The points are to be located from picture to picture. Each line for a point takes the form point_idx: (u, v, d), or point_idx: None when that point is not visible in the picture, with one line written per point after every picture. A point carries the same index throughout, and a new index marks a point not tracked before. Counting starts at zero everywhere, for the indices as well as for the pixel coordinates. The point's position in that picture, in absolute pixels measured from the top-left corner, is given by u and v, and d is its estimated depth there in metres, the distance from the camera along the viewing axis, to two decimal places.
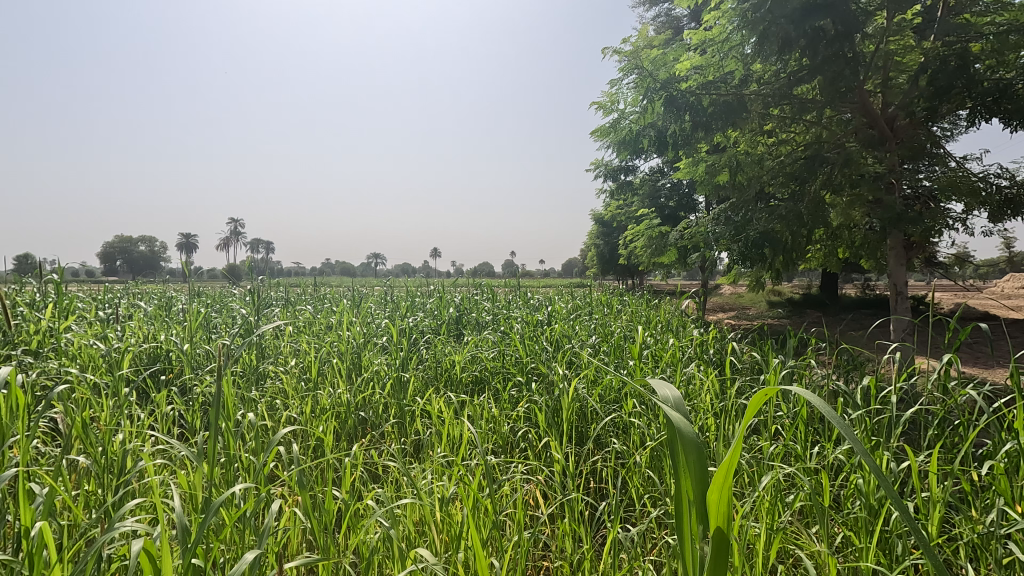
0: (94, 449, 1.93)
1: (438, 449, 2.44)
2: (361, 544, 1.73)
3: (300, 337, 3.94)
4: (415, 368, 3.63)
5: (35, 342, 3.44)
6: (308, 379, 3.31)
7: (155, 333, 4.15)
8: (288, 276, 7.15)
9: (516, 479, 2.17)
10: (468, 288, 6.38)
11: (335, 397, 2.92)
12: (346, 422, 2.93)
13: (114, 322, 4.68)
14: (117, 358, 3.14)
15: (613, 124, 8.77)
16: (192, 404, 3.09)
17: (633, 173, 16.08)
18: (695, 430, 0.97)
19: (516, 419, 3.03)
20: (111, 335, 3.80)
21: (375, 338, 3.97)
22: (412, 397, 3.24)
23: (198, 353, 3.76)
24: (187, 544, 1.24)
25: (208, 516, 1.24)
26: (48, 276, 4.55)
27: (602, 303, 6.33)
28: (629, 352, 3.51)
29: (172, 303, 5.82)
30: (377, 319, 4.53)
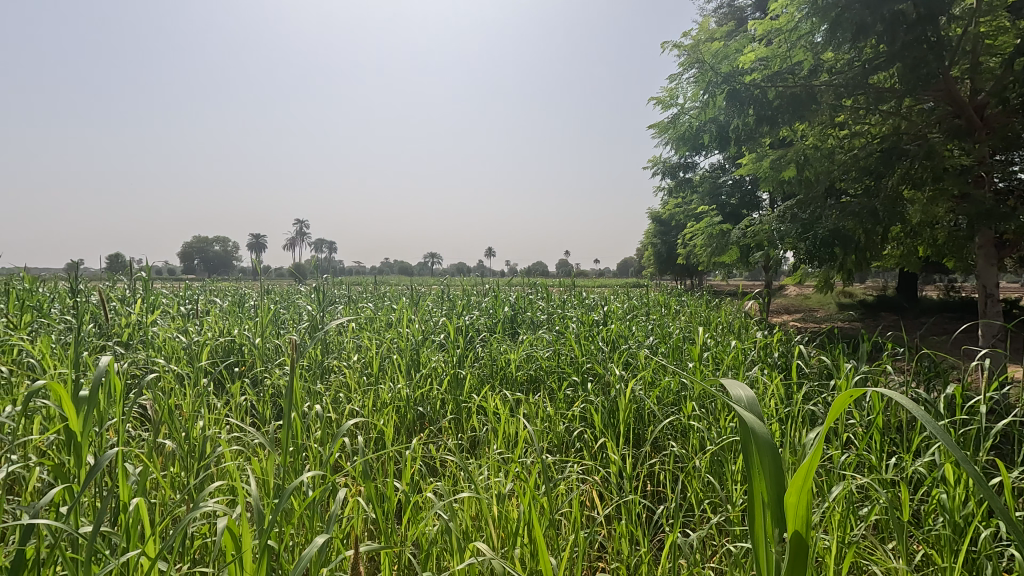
0: (180, 434, 2.09)
1: (494, 446, 2.47)
2: (421, 535, 1.77)
3: (362, 333, 4.08)
4: (472, 365, 3.68)
5: (127, 334, 3.73)
6: (369, 374, 3.43)
7: (230, 327, 4.42)
8: (350, 274, 7.42)
9: (573, 478, 2.17)
10: (523, 287, 6.41)
11: (395, 392, 3.01)
12: (405, 417, 3.02)
13: (194, 317, 5.01)
14: (198, 350, 3.36)
15: (672, 120, 8.57)
16: (264, 395, 3.27)
17: (692, 171, 15.64)
18: (771, 431, 0.96)
19: (572, 419, 3.02)
20: (191, 329, 4.07)
21: (433, 335, 4.06)
22: (469, 394, 3.29)
23: (269, 347, 3.97)
24: (263, 527, 1.31)
25: (285, 498, 1.31)
26: (138, 273, 4.94)
27: (660, 303, 6.20)
28: (688, 353, 3.43)
29: (245, 299, 6.17)
30: (434, 317, 4.63)
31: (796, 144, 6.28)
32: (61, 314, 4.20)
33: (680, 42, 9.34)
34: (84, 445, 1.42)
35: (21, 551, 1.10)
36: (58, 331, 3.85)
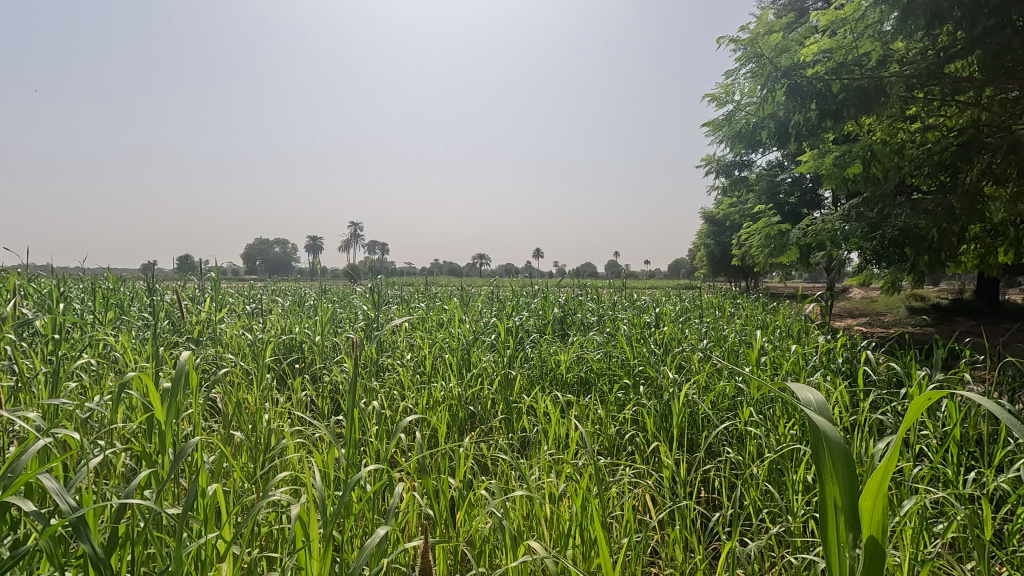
0: (248, 426, 2.21)
1: (545, 447, 2.48)
2: (474, 532, 1.81)
3: (414, 333, 4.18)
4: (522, 365, 3.70)
5: (198, 331, 3.97)
6: (422, 373, 3.51)
7: (291, 326, 4.62)
8: (403, 275, 7.60)
9: (626, 481, 2.15)
10: (572, 288, 6.38)
11: (447, 391, 3.07)
12: (457, 416, 3.07)
13: (258, 315, 5.27)
14: (262, 347, 3.54)
15: (727, 116, 8.33)
16: (322, 390, 3.40)
17: (749, 168, 15.12)
18: (844, 435, 0.93)
19: (623, 422, 2.99)
20: (256, 327, 4.29)
21: (483, 335, 4.11)
22: (519, 394, 3.31)
23: (327, 345, 4.13)
24: (328, 516, 1.37)
25: (349, 490, 1.38)
26: (207, 273, 5.24)
27: (714, 306, 6.03)
28: (744, 357, 3.33)
29: (304, 299, 6.43)
30: (484, 318, 4.68)
31: (863, 139, 5.97)
32: (140, 311, 4.51)
33: (736, 36, 9.07)
34: (168, 434, 1.53)
35: (118, 527, 1.20)
36: (138, 327, 4.14)
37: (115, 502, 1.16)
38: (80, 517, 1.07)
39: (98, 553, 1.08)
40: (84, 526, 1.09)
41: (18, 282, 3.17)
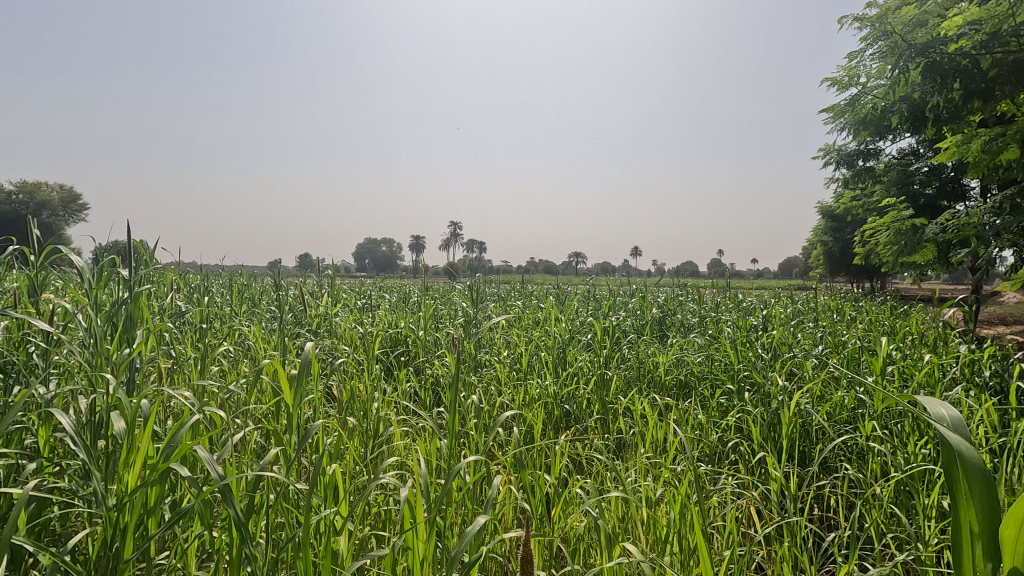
0: (360, 413, 2.40)
1: (642, 450, 2.43)
2: (570, 530, 1.82)
3: (511, 330, 4.27)
4: (618, 366, 3.66)
5: (317, 323, 4.34)
6: (519, 369, 3.58)
7: (397, 321, 4.91)
8: (501, 273, 7.77)
9: (728, 491, 2.05)
10: (672, 288, 6.17)
11: (542, 388, 3.11)
12: (552, 414, 3.11)
13: (367, 310, 5.66)
14: (371, 340, 3.80)
15: (850, 102, 7.62)
16: (425, 382, 3.59)
17: (875, 158, 13.70)
18: (982, 456, 0.83)
19: (726, 429, 2.85)
20: (365, 321, 4.61)
21: (579, 334, 4.09)
22: (615, 395, 3.28)
23: (429, 339, 4.34)
24: (432, 502, 1.44)
25: (451, 479, 1.45)
26: (325, 271, 5.70)
27: (831, 309, 5.55)
28: (866, 366, 3.05)
29: (409, 295, 6.79)
30: (580, 317, 4.67)
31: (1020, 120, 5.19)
32: (268, 305, 5.02)
33: (861, 14, 8.28)
34: (295, 416, 1.70)
35: (254, 496, 1.36)
36: (267, 318, 4.61)
37: (253, 474, 1.32)
38: (226, 485, 1.24)
39: (239, 518, 1.23)
40: (229, 493, 1.25)
41: (174, 278, 3.65)
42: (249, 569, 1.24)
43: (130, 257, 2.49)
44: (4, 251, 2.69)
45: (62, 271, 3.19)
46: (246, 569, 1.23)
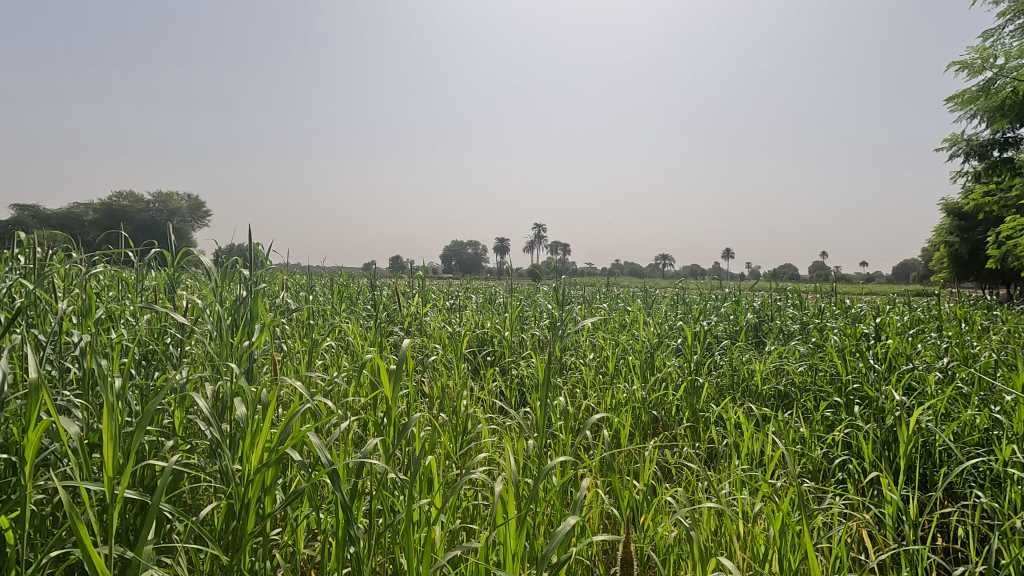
0: (450, 409, 2.49)
1: (737, 461, 2.32)
2: (660, 539, 1.77)
3: (596, 333, 4.23)
4: (710, 373, 3.52)
5: (410, 322, 4.55)
6: (606, 373, 3.54)
7: (484, 321, 5.03)
8: (586, 275, 7.71)
9: (833, 510, 1.91)
10: (770, 292, 5.82)
11: (629, 393, 3.05)
12: (640, 419, 3.04)
13: (456, 310, 5.84)
14: (460, 339, 3.92)
15: (983, 86, 6.81)
16: (512, 382, 3.65)
17: (1014, 148, 12.13)
18: None
19: (832, 445, 2.65)
20: (455, 321, 4.77)
21: (668, 338, 3.96)
22: (706, 403, 3.16)
23: (516, 340, 4.40)
24: (523, 499, 1.47)
25: (542, 478, 1.47)
26: (417, 272, 5.96)
27: (958, 317, 4.99)
28: (1005, 382, 2.70)
29: (495, 297, 6.93)
30: (668, 321, 4.53)
31: None
32: (365, 304, 5.32)
33: None
34: (393, 409, 1.80)
35: (358, 481, 1.46)
36: (364, 316, 4.89)
37: (357, 461, 1.41)
38: (334, 470, 1.34)
39: (346, 501, 1.33)
40: (337, 478, 1.35)
41: (284, 278, 3.98)
42: (354, 549, 1.33)
43: (250, 259, 2.76)
44: (147, 252, 3.06)
45: (192, 271, 3.58)
46: (351, 548, 1.32)
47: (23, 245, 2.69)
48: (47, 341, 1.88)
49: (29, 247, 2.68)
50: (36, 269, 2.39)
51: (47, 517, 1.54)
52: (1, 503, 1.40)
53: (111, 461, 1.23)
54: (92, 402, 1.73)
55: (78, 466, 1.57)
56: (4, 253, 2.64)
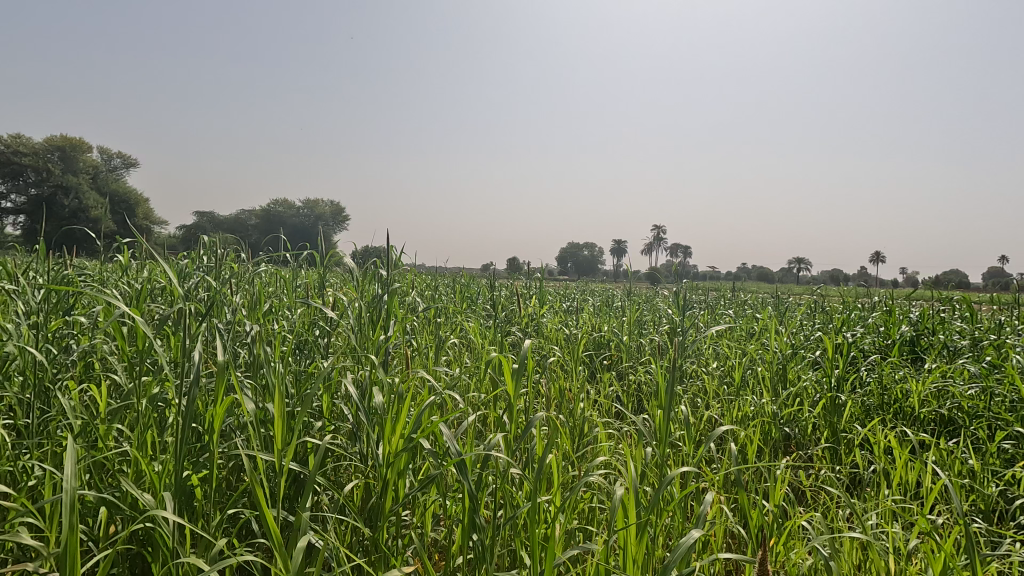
0: (567, 411, 2.51)
1: (886, 491, 2.08)
2: (792, 566, 1.65)
3: (721, 341, 4.00)
4: (854, 390, 3.18)
5: (527, 323, 4.65)
6: (731, 384, 3.35)
7: (600, 324, 4.99)
8: (710, 280, 7.31)
9: (1011, 558, 1.65)
10: (932, 302, 5.11)
11: (757, 406, 2.85)
12: (770, 436, 2.83)
13: (572, 313, 5.85)
14: (577, 342, 3.93)
15: None
16: (629, 387, 3.58)
17: None
18: None
19: (1012, 483, 2.27)
20: (571, 324, 4.78)
21: (803, 349, 3.64)
22: (849, 423, 2.86)
23: (633, 345, 4.31)
24: (643, 507, 1.45)
25: (663, 487, 1.45)
26: (535, 274, 6.06)
27: None
28: None
29: (612, 300, 6.83)
30: (804, 331, 4.16)
31: None
32: (485, 304, 5.53)
33: None
34: (514, 407, 1.87)
35: (483, 473, 1.55)
36: (484, 315, 5.08)
37: (482, 453, 1.51)
38: (462, 459, 1.44)
39: (472, 490, 1.43)
40: (464, 468, 1.44)
41: (414, 278, 4.27)
42: (479, 536, 1.42)
43: (385, 260, 3.01)
44: (301, 254, 3.46)
45: (335, 271, 3.98)
46: (476, 535, 1.42)
47: (206, 247, 3.18)
48: (226, 329, 2.22)
49: (211, 249, 3.17)
50: (217, 267, 2.81)
51: (225, 479, 1.82)
52: (194, 463, 1.68)
53: (278, 437, 1.45)
54: (259, 383, 2.01)
55: (249, 437, 1.84)
56: (193, 253, 3.14)
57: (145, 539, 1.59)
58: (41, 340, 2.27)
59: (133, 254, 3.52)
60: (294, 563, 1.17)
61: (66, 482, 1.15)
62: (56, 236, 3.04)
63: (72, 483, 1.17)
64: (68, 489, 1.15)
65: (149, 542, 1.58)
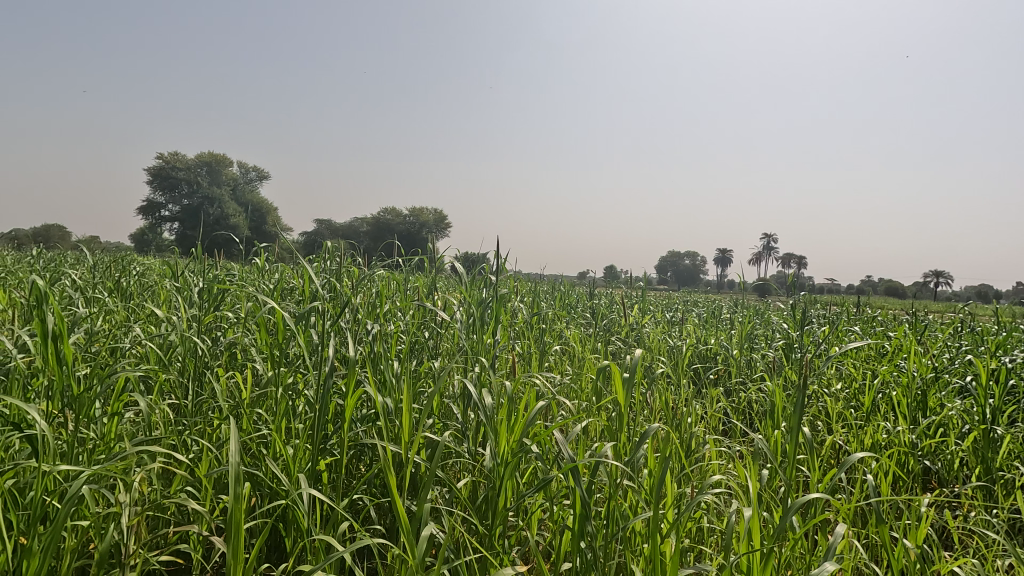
0: (674, 425, 2.43)
1: None
2: None
3: (845, 359, 3.67)
4: (1015, 424, 2.77)
5: (629, 332, 4.56)
6: (859, 409, 3.05)
7: (707, 337, 4.76)
8: (832, 293, 6.72)
9: None
10: None
11: (892, 433, 2.58)
12: (907, 469, 2.54)
13: (674, 324, 5.64)
14: (683, 354, 3.79)
15: None
16: (740, 404, 3.39)
17: None
18: None
19: None
20: (675, 336, 4.61)
21: (948, 374, 3.24)
22: (1007, 462, 2.50)
23: (744, 361, 4.07)
24: (765, 533, 1.37)
25: (789, 514, 1.36)
26: (637, 283, 5.93)
27: None
28: None
29: (719, 311, 6.50)
30: (949, 353, 3.69)
31: None
32: (584, 311, 5.49)
33: None
34: (624, 417, 1.85)
35: (595, 481, 1.55)
36: (584, 323, 5.05)
37: (594, 460, 1.51)
38: (575, 466, 1.46)
39: (583, 497, 1.44)
40: (578, 474, 1.46)
41: (516, 283, 4.34)
42: (589, 544, 1.43)
43: (493, 266, 3.09)
44: (413, 258, 3.65)
45: (442, 275, 4.16)
46: (586, 543, 1.43)
47: (330, 251, 3.45)
48: (350, 328, 2.40)
49: (335, 253, 3.43)
50: (340, 270, 3.05)
51: (347, 467, 1.97)
52: (324, 449, 1.84)
53: (404, 430, 1.56)
54: (380, 379, 2.16)
55: (372, 429, 1.98)
56: (320, 257, 3.42)
57: (280, 515, 1.75)
58: (196, 331, 2.59)
59: (267, 257, 3.90)
60: (419, 551, 1.24)
61: (232, 457, 1.30)
62: (207, 240, 3.45)
63: (237, 457, 1.34)
64: (234, 463, 1.31)
65: (283, 519, 1.74)
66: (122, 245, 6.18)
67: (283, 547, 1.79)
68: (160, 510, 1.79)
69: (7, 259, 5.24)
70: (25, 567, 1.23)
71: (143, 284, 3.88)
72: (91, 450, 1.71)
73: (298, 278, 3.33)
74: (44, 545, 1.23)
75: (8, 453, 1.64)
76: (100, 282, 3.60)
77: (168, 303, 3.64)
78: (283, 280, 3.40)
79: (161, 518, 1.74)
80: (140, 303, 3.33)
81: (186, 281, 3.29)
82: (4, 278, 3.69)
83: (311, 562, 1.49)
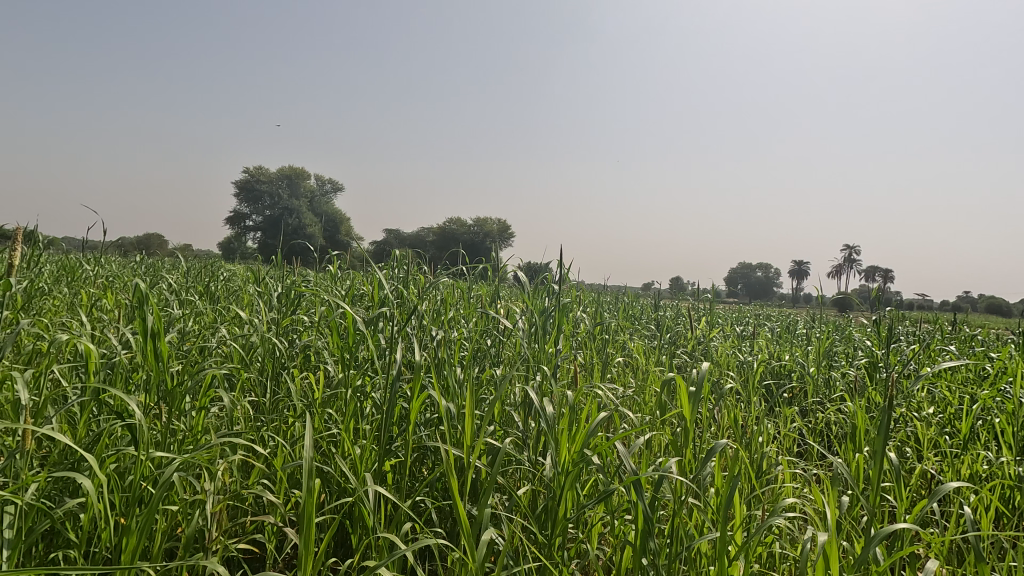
0: (743, 444, 2.31)
1: None
2: None
3: (939, 382, 3.37)
4: None
5: (696, 345, 4.41)
6: (954, 437, 2.79)
7: (780, 353, 4.52)
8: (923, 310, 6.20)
9: None
10: None
11: (994, 464, 2.34)
12: (1013, 504, 2.30)
13: (746, 339, 5.39)
14: (753, 369, 3.62)
15: None
16: (817, 425, 3.19)
17: None
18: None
19: None
20: (746, 351, 4.41)
21: None
22: None
23: (821, 379, 3.83)
24: (845, 564, 1.28)
25: (873, 543, 1.26)
26: (706, 295, 5.72)
27: None
28: None
29: (794, 326, 6.16)
30: None
31: None
32: (649, 323, 5.36)
33: None
34: (690, 432, 1.79)
35: (658, 496, 1.50)
36: (648, 335, 4.93)
37: (658, 474, 1.47)
38: (638, 479, 1.42)
39: (646, 512, 1.40)
40: (640, 488, 1.42)
41: (579, 293, 4.30)
42: (651, 561, 1.39)
43: (556, 275, 3.08)
44: (477, 266, 3.70)
45: (506, 284, 4.19)
46: (648, 560, 1.39)
47: (398, 260, 3.56)
48: (416, 334, 2.46)
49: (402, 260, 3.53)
50: (407, 276, 3.14)
51: (411, 469, 2.03)
52: (389, 451, 1.90)
53: (466, 434, 1.58)
54: (444, 385, 2.21)
55: (436, 434, 2.03)
56: (388, 264, 3.53)
57: (347, 512, 1.83)
58: (275, 332, 2.75)
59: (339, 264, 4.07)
60: (478, 555, 1.25)
61: (306, 453, 1.37)
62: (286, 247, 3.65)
63: (310, 453, 1.41)
64: (308, 457, 1.38)
65: (350, 516, 1.82)
66: (212, 252, 6.68)
67: (349, 543, 1.86)
68: (239, 500, 1.90)
69: (115, 263, 5.79)
70: (124, 544, 1.34)
71: (228, 287, 4.16)
72: (180, 440, 1.84)
73: (368, 284, 3.45)
74: (140, 526, 1.33)
75: (111, 439, 1.81)
76: (192, 285, 3.90)
77: (251, 307, 3.89)
78: (354, 286, 3.55)
79: (240, 508, 1.86)
80: (226, 305, 3.57)
81: (267, 286, 3.50)
82: (112, 281, 4.06)
83: (376, 559, 1.55)
